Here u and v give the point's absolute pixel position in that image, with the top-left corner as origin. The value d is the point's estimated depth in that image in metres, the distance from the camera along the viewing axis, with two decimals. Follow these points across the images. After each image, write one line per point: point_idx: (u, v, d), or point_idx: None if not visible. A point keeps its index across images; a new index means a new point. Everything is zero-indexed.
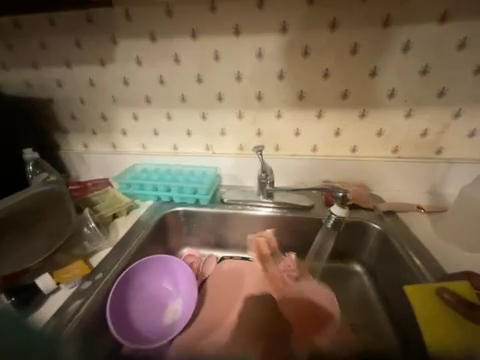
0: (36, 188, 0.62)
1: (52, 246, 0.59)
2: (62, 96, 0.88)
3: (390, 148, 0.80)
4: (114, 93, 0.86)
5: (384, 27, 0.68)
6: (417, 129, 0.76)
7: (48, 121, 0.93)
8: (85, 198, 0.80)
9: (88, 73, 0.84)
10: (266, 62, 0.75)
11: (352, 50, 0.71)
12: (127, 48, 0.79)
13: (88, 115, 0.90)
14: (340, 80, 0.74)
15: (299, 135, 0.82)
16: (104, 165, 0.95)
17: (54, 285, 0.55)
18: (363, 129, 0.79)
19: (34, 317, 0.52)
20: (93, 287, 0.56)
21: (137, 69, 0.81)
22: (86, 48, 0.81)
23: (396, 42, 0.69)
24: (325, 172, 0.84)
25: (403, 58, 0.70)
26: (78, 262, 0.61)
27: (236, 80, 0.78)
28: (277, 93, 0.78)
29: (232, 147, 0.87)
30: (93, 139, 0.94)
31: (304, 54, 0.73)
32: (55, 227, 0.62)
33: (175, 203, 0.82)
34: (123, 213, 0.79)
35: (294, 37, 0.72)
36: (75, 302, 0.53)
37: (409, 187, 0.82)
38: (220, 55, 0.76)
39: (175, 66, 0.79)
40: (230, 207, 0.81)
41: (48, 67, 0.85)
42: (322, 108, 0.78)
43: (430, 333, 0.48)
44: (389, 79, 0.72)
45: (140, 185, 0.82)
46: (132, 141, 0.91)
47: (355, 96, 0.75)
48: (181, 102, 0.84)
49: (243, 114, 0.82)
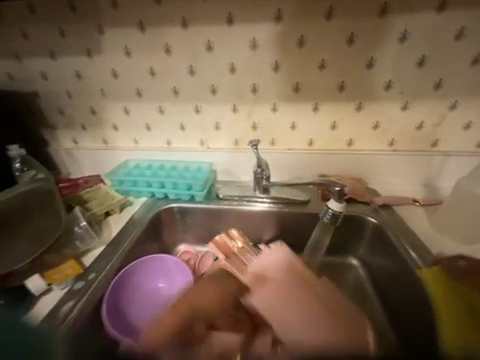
0: (18, 189, 0.58)
1: (42, 247, 0.57)
2: (48, 89, 0.85)
3: (386, 141, 0.79)
4: (102, 86, 0.82)
5: (382, 16, 0.66)
6: (413, 121, 0.76)
7: (34, 116, 0.89)
8: (76, 196, 0.78)
9: (75, 65, 0.80)
10: (260, 53, 0.73)
11: (348, 41, 0.69)
12: (115, 38, 0.75)
13: (76, 110, 0.87)
14: (336, 72, 0.73)
15: (295, 129, 0.81)
16: (96, 161, 0.92)
17: (45, 286, 0.54)
18: (359, 123, 0.78)
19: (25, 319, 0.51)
20: (86, 287, 0.55)
21: (126, 60, 0.78)
22: (72, 38, 0.77)
23: (393, 32, 0.67)
24: (321, 166, 0.83)
25: (400, 48, 0.68)
26: (70, 262, 0.59)
27: (230, 72, 0.76)
28: (272, 85, 0.76)
29: (226, 141, 0.85)
30: (82, 134, 0.90)
31: (299, 45, 0.71)
32: (42, 227, 0.59)
33: (169, 199, 0.81)
34: (116, 210, 0.77)
35: (289, 26, 0.69)
36: (67, 303, 0.52)
37: (404, 180, 0.82)
38: (213, 46, 0.73)
39: (166, 58, 0.76)
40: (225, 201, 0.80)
41: (32, 59, 0.81)
42: (318, 101, 0.76)
43: (449, 330, 0.48)
44: (386, 71, 0.71)
45: (133, 181, 0.80)
46: (124, 136, 0.88)
47: (351, 88, 0.74)
48: (174, 95, 0.81)
49: (238, 108, 0.80)
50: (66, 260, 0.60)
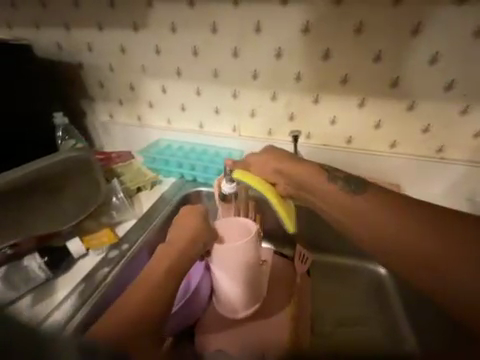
0: (33, 166, 0.56)
1: (84, 211, 0.61)
2: (92, 61, 0.86)
3: (434, 147, 0.73)
4: (143, 62, 0.82)
5: (458, 3, 0.59)
6: (470, 128, 0.69)
7: (76, 87, 0.92)
8: (111, 169, 0.80)
9: (119, 38, 0.80)
10: (311, 39, 0.68)
11: (412, 30, 0.63)
12: (162, 12, 0.74)
13: (116, 84, 0.88)
14: (391, 66, 0.67)
15: (335, 124, 0.76)
16: (129, 137, 0.93)
17: (83, 250, 0.57)
18: (407, 124, 0.72)
19: (62, 279, 0.54)
20: (119, 258, 0.58)
21: (170, 36, 0.77)
22: (119, 10, 0.77)
23: (467, 25, 0.60)
24: (357, 166, 0.79)
25: (471, 44, 0.61)
26: (105, 230, 0.62)
27: (276, 58, 0.72)
28: (318, 74, 0.72)
29: (260, 130, 0.82)
30: (119, 109, 0.92)
31: (355, 32, 0.65)
32: (81, 196, 0.61)
33: (197, 183, 0.81)
34: (146, 187, 0.79)
35: (347, 11, 0.64)
36: (101, 270, 0.55)
37: (447, 193, 0.76)
38: (261, 28, 0.70)
39: (211, 37, 0.74)
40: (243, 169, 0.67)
41: (79, 30, 0.82)
42: (365, 96, 0.71)
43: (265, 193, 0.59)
44: (449, 68, 0.64)
45: (164, 161, 0.81)
46: (158, 115, 0.89)
47: (405, 85, 0.68)
48: (212, 77, 0.79)
49: (277, 96, 0.77)
50: (101, 228, 0.63)
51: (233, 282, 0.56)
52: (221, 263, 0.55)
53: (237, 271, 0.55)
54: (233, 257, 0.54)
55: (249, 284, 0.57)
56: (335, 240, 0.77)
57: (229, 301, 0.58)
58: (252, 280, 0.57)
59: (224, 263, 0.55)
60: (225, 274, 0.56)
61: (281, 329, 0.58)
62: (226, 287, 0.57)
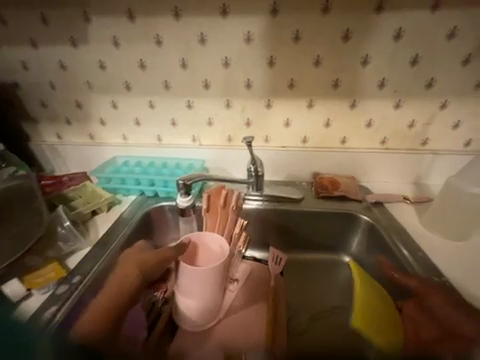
0: None
1: (24, 247, 0.54)
2: (28, 79, 0.79)
3: (378, 139, 0.80)
4: (88, 78, 0.78)
5: (377, 11, 0.66)
6: (404, 120, 0.76)
7: (13, 109, 0.84)
8: (61, 194, 0.74)
9: (58, 54, 0.76)
10: (255, 47, 0.71)
11: (343, 36, 0.68)
12: (101, 26, 0.71)
13: (60, 102, 0.82)
14: (331, 69, 0.72)
15: (289, 126, 0.80)
16: (81, 157, 0.87)
17: (24, 292, 0.50)
18: (353, 121, 0.78)
19: None
20: (71, 292, 0.51)
21: (113, 50, 0.74)
22: (53, 25, 0.72)
23: (387, 30, 0.67)
24: (314, 164, 0.83)
25: (394, 46, 0.69)
26: (53, 264, 0.56)
27: (224, 66, 0.74)
28: (266, 81, 0.74)
29: (220, 138, 0.83)
30: (67, 129, 0.85)
31: (294, 40, 0.70)
32: (23, 228, 0.55)
33: (159, 197, 0.78)
34: (103, 209, 0.74)
35: (283, 21, 0.68)
36: (49, 309, 0.48)
37: (394, 180, 0.83)
38: (206, 38, 0.71)
39: (156, 48, 0.73)
40: (189, 180, 0.64)
41: (10, 48, 0.76)
42: (312, 97, 0.76)
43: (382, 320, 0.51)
44: (379, 69, 0.71)
45: (121, 179, 0.78)
46: (112, 131, 0.84)
47: (345, 86, 0.74)
48: (164, 90, 0.78)
49: (231, 103, 0.78)
50: (46, 264, 0.56)
51: (204, 297, 0.54)
52: (185, 284, 0.53)
53: (205, 290, 0.53)
54: (205, 275, 0.52)
55: (217, 295, 0.57)
56: (303, 237, 0.79)
57: (199, 314, 0.55)
58: (219, 290, 0.56)
59: (196, 283, 0.52)
60: (192, 293, 0.53)
61: (258, 324, 0.59)
62: (196, 302, 0.54)
